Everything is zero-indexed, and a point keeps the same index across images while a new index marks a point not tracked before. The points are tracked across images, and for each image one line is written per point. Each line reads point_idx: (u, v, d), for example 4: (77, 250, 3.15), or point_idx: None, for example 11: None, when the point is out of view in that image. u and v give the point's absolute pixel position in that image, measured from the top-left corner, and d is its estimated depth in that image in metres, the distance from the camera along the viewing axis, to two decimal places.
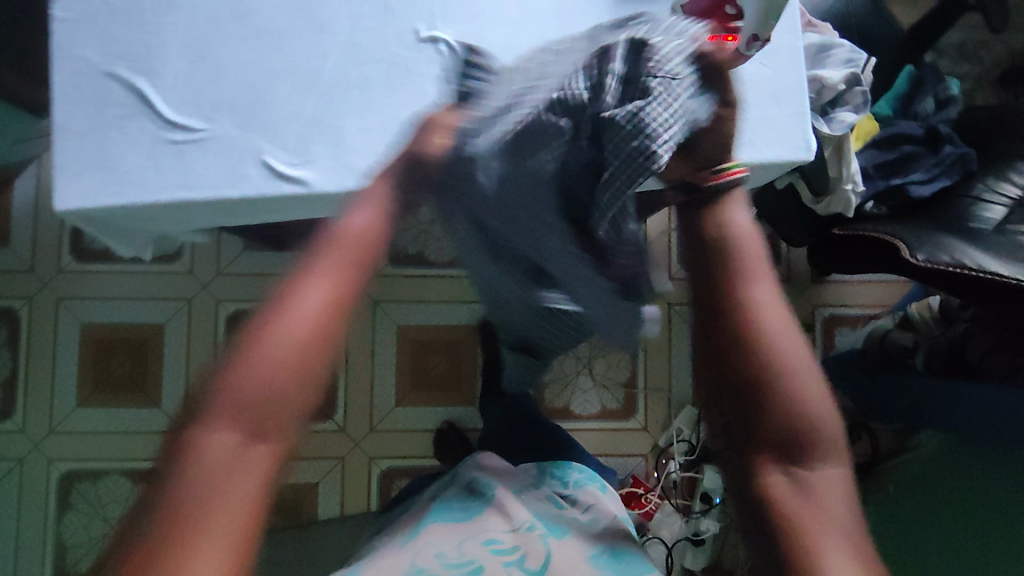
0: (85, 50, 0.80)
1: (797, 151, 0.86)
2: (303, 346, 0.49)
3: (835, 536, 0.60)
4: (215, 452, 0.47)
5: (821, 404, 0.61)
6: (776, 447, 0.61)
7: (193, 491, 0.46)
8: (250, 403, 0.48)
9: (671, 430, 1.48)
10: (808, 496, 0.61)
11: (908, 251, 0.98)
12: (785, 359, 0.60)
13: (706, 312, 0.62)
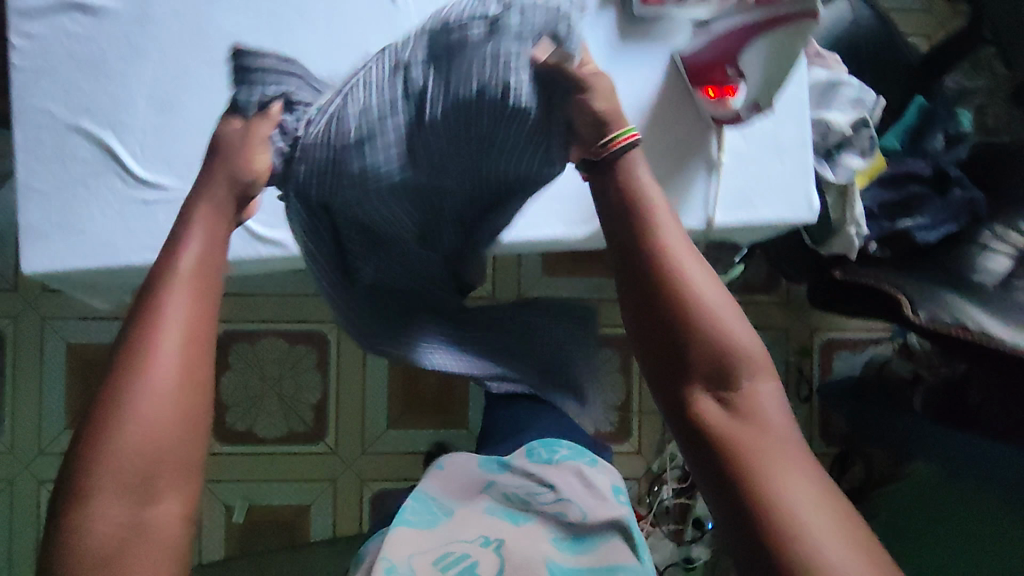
0: (47, 101, 0.76)
1: (798, 211, 0.82)
2: (181, 383, 0.49)
3: (790, 460, 0.52)
4: (113, 510, 0.46)
5: (744, 336, 0.55)
6: (706, 378, 0.54)
7: (99, 546, 0.45)
8: (130, 461, 0.46)
9: (665, 455, 1.44)
10: (751, 425, 0.53)
11: (910, 308, 0.94)
12: (703, 291, 0.55)
13: (621, 251, 0.58)
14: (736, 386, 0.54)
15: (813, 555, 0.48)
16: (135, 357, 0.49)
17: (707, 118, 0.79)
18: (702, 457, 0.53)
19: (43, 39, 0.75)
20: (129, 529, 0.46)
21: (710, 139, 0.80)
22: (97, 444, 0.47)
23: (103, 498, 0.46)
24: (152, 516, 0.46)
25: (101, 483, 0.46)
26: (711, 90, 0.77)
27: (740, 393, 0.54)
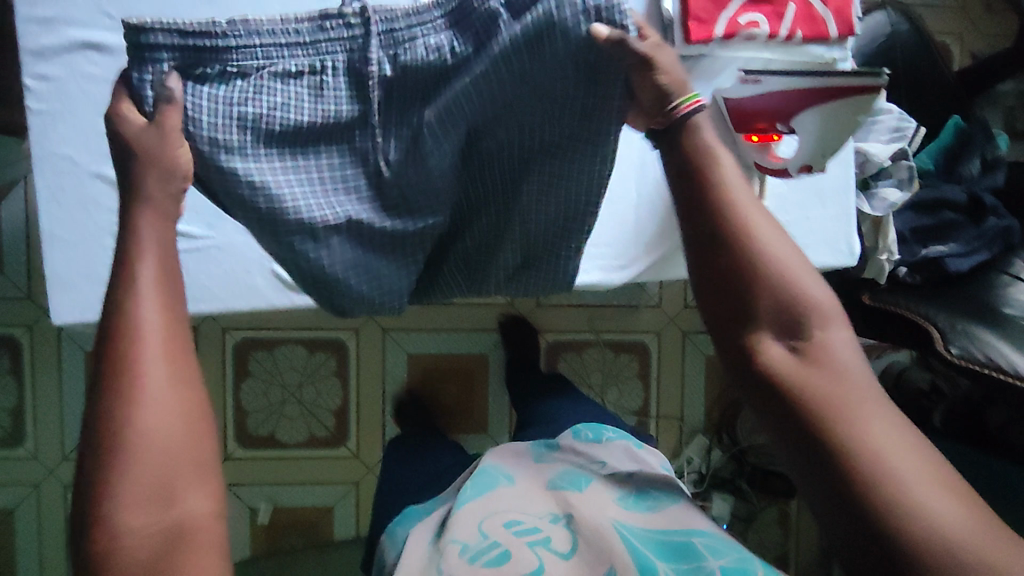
0: (66, 147, 0.72)
1: (838, 256, 0.81)
2: (173, 378, 0.45)
3: (866, 401, 0.51)
4: (140, 518, 0.42)
5: (808, 281, 0.54)
6: (776, 327, 0.53)
7: (134, 560, 0.42)
8: (150, 462, 0.43)
9: (681, 458, 1.48)
10: (828, 373, 0.52)
11: (941, 342, 0.94)
12: (768, 243, 0.53)
13: (682, 199, 0.56)
14: (808, 335, 0.53)
15: (909, 496, 0.48)
16: (120, 357, 0.44)
17: (749, 163, 0.76)
18: (782, 410, 0.52)
19: (60, 82, 0.72)
20: (170, 535, 0.43)
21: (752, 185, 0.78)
22: (101, 461, 0.42)
23: (121, 512, 0.42)
24: (183, 517, 0.43)
25: (118, 497, 0.42)
26: (755, 135, 0.74)
27: (813, 342, 0.53)
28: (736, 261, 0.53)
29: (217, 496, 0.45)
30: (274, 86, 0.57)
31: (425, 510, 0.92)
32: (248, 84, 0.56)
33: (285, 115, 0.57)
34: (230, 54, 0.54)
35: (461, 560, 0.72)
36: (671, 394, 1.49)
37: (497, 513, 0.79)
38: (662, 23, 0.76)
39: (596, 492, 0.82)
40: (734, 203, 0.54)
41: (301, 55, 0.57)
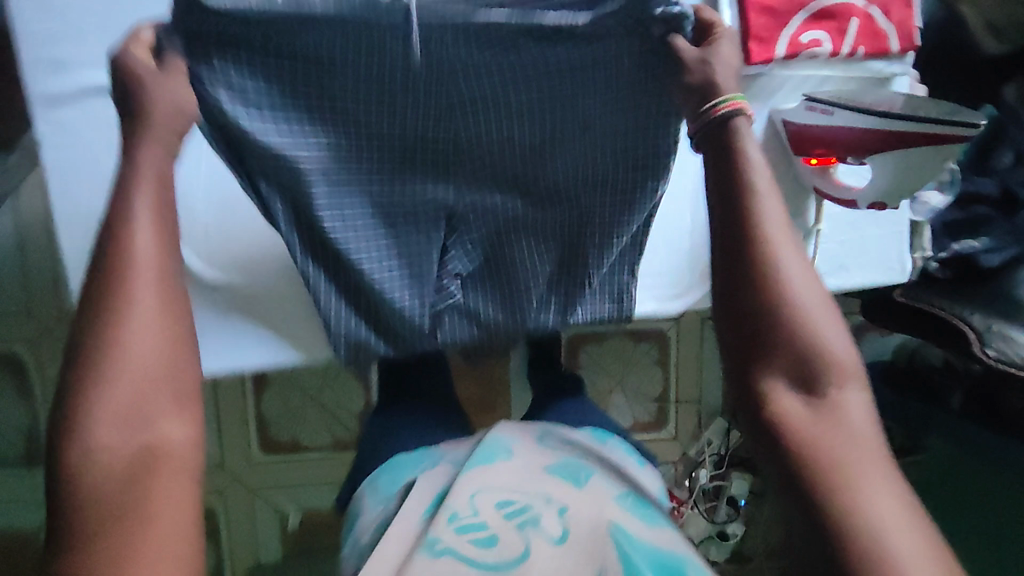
0: (89, 200, 0.69)
1: (891, 273, 0.80)
2: (160, 307, 0.50)
3: (866, 460, 0.54)
4: (113, 435, 0.47)
5: (832, 335, 0.57)
6: (792, 376, 0.56)
7: (103, 474, 0.46)
8: (142, 374, 0.48)
9: (701, 440, 1.51)
10: (835, 430, 0.55)
11: (977, 345, 0.95)
12: (800, 299, 0.56)
13: (727, 237, 0.58)
14: (823, 390, 0.57)
15: (886, 554, 0.50)
16: (116, 280, 0.49)
17: (805, 185, 0.76)
18: (781, 453, 0.55)
19: (79, 132, 0.68)
20: (143, 449, 0.47)
21: (807, 205, 0.77)
22: (83, 372, 0.48)
23: (98, 422, 0.47)
24: (154, 440, 0.48)
25: (95, 411, 0.47)
26: (815, 158, 0.73)
27: (829, 400, 0.56)
28: (767, 306, 0.57)
29: (189, 425, 0.50)
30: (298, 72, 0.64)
31: (423, 464, 0.78)
32: (272, 63, 0.63)
33: (311, 99, 0.67)
34: (253, 23, 0.59)
35: (446, 528, 0.64)
36: (689, 379, 1.50)
37: (495, 486, 0.69)
38: None
39: (596, 483, 0.70)
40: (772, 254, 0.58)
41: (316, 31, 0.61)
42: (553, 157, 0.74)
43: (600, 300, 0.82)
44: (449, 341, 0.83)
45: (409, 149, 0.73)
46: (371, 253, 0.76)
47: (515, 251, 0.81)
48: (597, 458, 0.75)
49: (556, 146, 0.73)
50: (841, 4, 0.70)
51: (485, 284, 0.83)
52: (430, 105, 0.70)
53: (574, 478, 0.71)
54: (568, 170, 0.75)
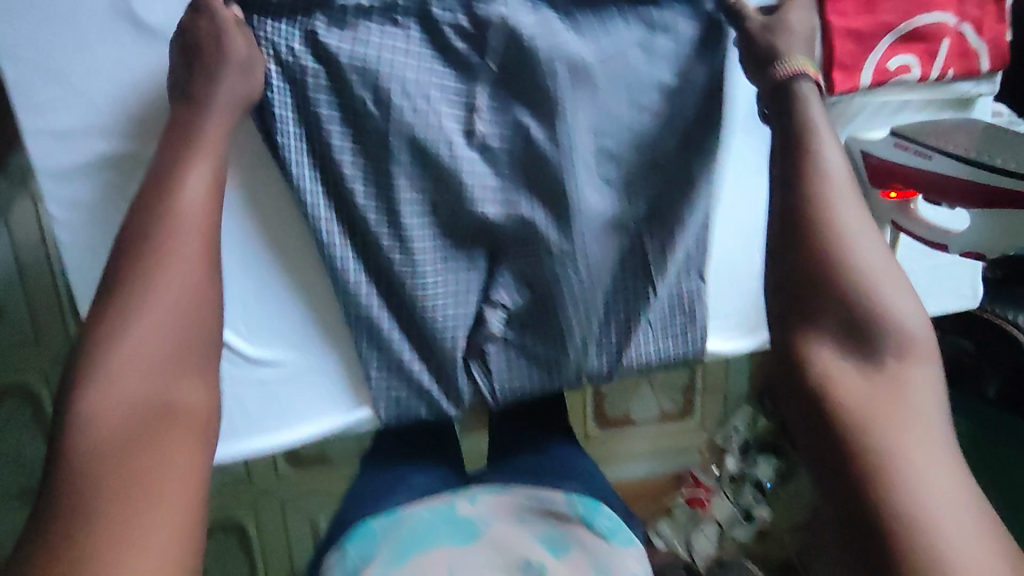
0: None
1: (961, 301, 0.76)
2: (202, 256, 0.51)
3: (932, 445, 0.43)
4: (130, 383, 0.45)
5: (903, 309, 0.48)
6: (843, 341, 0.48)
7: (111, 427, 0.43)
8: (164, 335, 0.47)
9: (728, 428, 1.50)
10: (893, 403, 0.45)
11: None
12: (857, 257, 0.49)
13: (785, 190, 0.53)
14: (884, 363, 0.47)
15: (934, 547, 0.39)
16: (164, 223, 0.50)
17: (882, 217, 0.70)
18: (823, 425, 0.46)
19: (92, 206, 0.59)
20: (153, 406, 0.45)
21: (881, 235, 0.70)
22: (120, 313, 0.47)
23: (120, 370, 0.45)
24: (172, 399, 0.46)
25: (117, 362, 0.45)
26: (894, 192, 0.67)
27: (890, 374, 0.46)
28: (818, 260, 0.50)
29: (209, 388, 0.49)
30: (359, 49, 0.59)
31: (382, 523, 0.67)
32: (334, 42, 0.59)
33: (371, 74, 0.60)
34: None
35: None
36: (716, 368, 1.49)
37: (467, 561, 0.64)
38: None
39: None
40: (832, 211, 0.51)
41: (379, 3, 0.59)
42: (624, 150, 0.64)
43: (675, 327, 0.69)
44: (496, 379, 0.67)
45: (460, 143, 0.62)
46: (416, 256, 0.64)
47: (570, 267, 0.65)
48: (582, 530, 0.68)
49: (629, 137, 0.64)
50: (932, 25, 0.63)
51: (534, 321, 0.67)
52: (495, 88, 0.62)
53: (552, 549, 0.66)
54: (643, 159, 0.65)
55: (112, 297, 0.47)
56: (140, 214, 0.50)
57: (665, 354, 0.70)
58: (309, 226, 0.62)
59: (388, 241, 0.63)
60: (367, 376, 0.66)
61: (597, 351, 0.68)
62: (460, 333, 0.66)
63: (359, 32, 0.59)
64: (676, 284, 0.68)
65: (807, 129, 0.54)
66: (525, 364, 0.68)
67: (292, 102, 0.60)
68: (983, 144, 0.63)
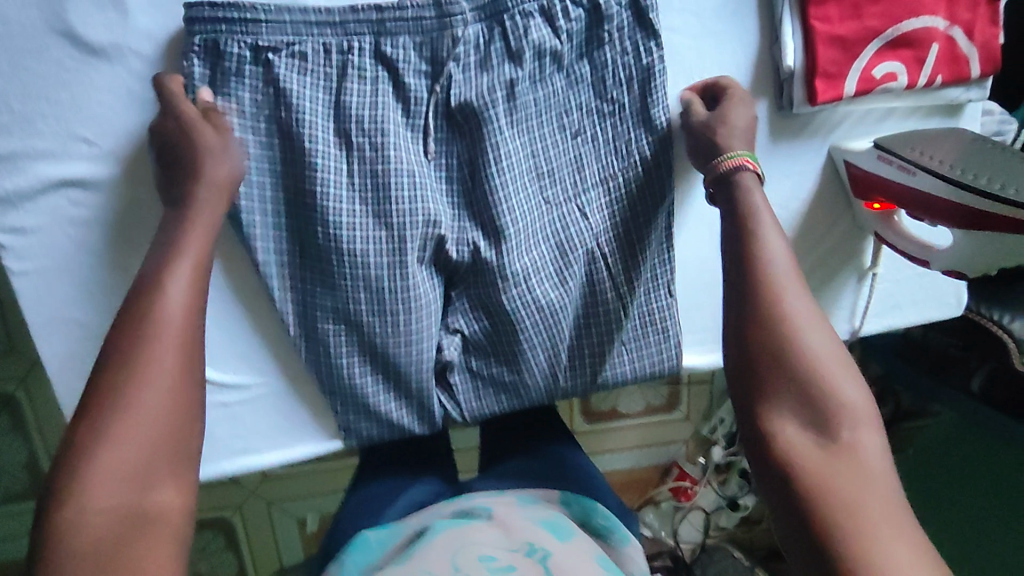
0: (66, 309, 0.58)
1: (946, 309, 0.74)
2: (182, 348, 0.45)
3: (901, 534, 0.40)
4: (112, 494, 0.39)
5: (846, 381, 0.47)
6: (801, 411, 0.45)
7: (89, 538, 0.38)
8: (146, 435, 0.41)
9: (713, 420, 1.50)
10: (853, 476, 0.42)
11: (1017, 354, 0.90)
12: (808, 333, 0.48)
13: (735, 268, 0.51)
14: (838, 434, 0.45)
15: None
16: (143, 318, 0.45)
17: (864, 225, 0.69)
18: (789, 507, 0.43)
19: (36, 232, 0.56)
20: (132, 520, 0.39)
21: (864, 245, 0.70)
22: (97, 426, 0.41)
23: (93, 483, 0.39)
24: (148, 507, 0.40)
25: (93, 473, 0.39)
26: (878, 203, 0.65)
27: (843, 442, 0.44)
28: (767, 334, 0.48)
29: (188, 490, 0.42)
30: (302, 77, 0.56)
31: (380, 537, 0.66)
32: (281, 69, 0.55)
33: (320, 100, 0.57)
34: (261, 27, 0.54)
35: None
36: None
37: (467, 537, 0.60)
38: (776, 76, 0.63)
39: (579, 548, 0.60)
40: (777, 283, 0.49)
41: (329, 34, 0.56)
42: (558, 172, 0.63)
43: (646, 344, 0.67)
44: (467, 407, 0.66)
45: (417, 166, 0.60)
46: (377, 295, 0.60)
47: (534, 290, 0.62)
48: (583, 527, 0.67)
49: (568, 159, 0.63)
50: (921, 30, 0.61)
51: (499, 348, 0.65)
52: (449, 110, 0.60)
53: (557, 534, 0.62)
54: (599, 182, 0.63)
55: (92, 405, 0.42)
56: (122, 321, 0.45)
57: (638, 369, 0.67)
58: (256, 259, 0.59)
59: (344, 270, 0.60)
60: (334, 408, 0.65)
61: (567, 374, 0.66)
62: (427, 363, 0.63)
63: (306, 59, 0.56)
64: (642, 305, 0.66)
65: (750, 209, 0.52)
66: (492, 390, 0.66)
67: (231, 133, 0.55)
68: (972, 159, 0.59)
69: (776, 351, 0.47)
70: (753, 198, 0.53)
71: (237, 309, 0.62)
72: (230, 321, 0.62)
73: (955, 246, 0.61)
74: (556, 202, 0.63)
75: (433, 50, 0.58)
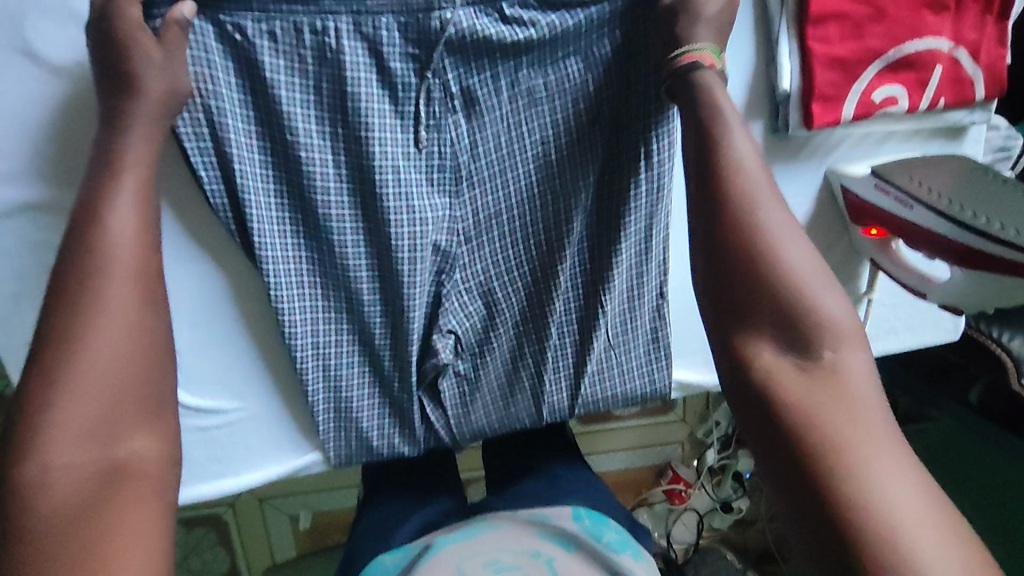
0: (35, 331, 0.56)
1: (941, 333, 0.72)
2: (135, 283, 0.42)
3: (883, 448, 0.36)
4: (70, 446, 0.36)
5: (828, 300, 0.42)
6: (778, 337, 0.41)
7: (61, 497, 0.35)
8: (102, 378, 0.38)
9: (708, 422, 1.49)
10: (833, 397, 0.39)
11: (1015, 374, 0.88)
12: (789, 248, 0.43)
13: (700, 173, 0.47)
14: (817, 354, 0.41)
15: None
16: (90, 280, 0.41)
17: (860, 249, 0.66)
18: (766, 430, 0.39)
19: (3, 251, 0.54)
20: (105, 472, 0.36)
21: (860, 270, 0.68)
22: (43, 385, 0.37)
23: (62, 438, 0.36)
24: (123, 458, 0.37)
25: (63, 425, 0.36)
26: (875, 229, 0.63)
27: (823, 363, 0.40)
28: (738, 262, 0.43)
29: (166, 438, 0.40)
30: (281, 61, 0.52)
31: (393, 559, 0.66)
32: (258, 52, 0.52)
33: (304, 87, 0.53)
34: (232, 6, 0.50)
35: None
36: None
37: (474, 556, 0.62)
38: (771, 98, 0.60)
39: None
40: (750, 190, 0.44)
41: (303, 12, 0.51)
42: (560, 163, 0.59)
43: (631, 356, 0.67)
44: (457, 407, 0.64)
45: (404, 156, 0.56)
46: (372, 290, 0.60)
47: (514, 284, 0.62)
48: (593, 538, 0.66)
49: (569, 149, 0.58)
50: (924, 52, 0.58)
51: (485, 347, 0.63)
52: (446, 96, 0.56)
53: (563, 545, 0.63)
54: (596, 178, 0.60)
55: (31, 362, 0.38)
56: (64, 259, 0.42)
57: (618, 378, 0.67)
58: (242, 254, 0.57)
59: (334, 261, 0.59)
60: (313, 415, 0.63)
61: (553, 377, 0.65)
62: (413, 364, 0.61)
63: (283, 42, 0.52)
64: (623, 305, 0.65)
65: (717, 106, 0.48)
66: (481, 390, 0.65)
67: (206, 121, 0.52)
68: (969, 192, 0.57)
69: (755, 281, 0.42)
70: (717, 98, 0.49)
71: (212, 326, 0.60)
72: (208, 336, 0.60)
73: (951, 280, 0.59)
74: (547, 195, 0.60)
75: (422, 35, 0.53)
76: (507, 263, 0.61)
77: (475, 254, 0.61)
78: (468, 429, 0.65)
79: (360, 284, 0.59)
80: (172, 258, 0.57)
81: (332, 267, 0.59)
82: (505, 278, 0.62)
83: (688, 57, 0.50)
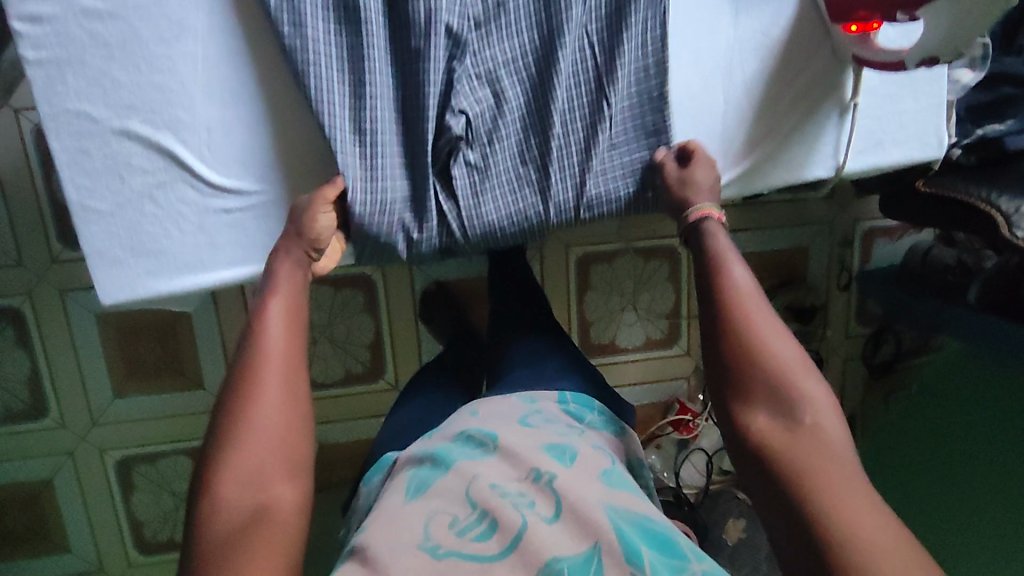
0: (80, 100, 0.61)
1: (925, 149, 0.76)
2: (285, 372, 0.58)
3: (859, 497, 0.49)
4: (236, 488, 0.52)
5: (806, 382, 0.56)
6: (769, 412, 0.55)
7: (229, 520, 0.51)
8: (269, 435, 0.55)
9: None
10: (818, 453, 0.52)
11: (1006, 228, 0.89)
12: (772, 341, 0.58)
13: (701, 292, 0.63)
14: (803, 425, 0.54)
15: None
16: (255, 371, 0.57)
17: (844, 55, 0.72)
18: (773, 493, 0.51)
19: (54, 21, 0.58)
20: (257, 508, 0.51)
21: (844, 78, 0.73)
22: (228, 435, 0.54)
23: (228, 480, 0.52)
24: (271, 497, 0.52)
25: (233, 463, 0.53)
26: (855, 24, 0.68)
27: (807, 427, 0.53)
28: (740, 351, 0.58)
29: (301, 489, 0.54)
30: None
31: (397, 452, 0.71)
32: None
33: None
34: None
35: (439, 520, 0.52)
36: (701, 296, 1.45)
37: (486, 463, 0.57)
38: None
39: (588, 461, 0.58)
40: (740, 299, 0.60)
41: None
42: None
43: (630, 157, 0.70)
44: (467, 197, 0.67)
45: None
46: (399, 74, 0.66)
47: (523, 75, 0.68)
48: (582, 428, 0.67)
49: None
50: None
51: (495, 134, 0.68)
52: None
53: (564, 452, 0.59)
54: None
55: (218, 421, 0.55)
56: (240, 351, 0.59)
57: (613, 182, 0.70)
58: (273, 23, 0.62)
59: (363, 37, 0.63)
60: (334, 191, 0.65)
61: (558, 176, 0.69)
62: (428, 140, 0.66)
63: None
64: (622, 109, 0.69)
65: (714, 251, 0.63)
66: (484, 187, 0.68)
67: None
68: None
69: (751, 368, 0.57)
70: (715, 237, 0.64)
71: (245, 107, 0.65)
72: (239, 116, 0.65)
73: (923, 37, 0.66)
74: None
75: None
76: (514, 52, 0.67)
77: (485, 42, 0.67)
78: (474, 223, 0.68)
79: (387, 57, 0.65)
80: (207, 35, 0.63)
81: (361, 46, 0.63)
82: (511, 61, 0.67)
83: (700, 210, 0.66)
